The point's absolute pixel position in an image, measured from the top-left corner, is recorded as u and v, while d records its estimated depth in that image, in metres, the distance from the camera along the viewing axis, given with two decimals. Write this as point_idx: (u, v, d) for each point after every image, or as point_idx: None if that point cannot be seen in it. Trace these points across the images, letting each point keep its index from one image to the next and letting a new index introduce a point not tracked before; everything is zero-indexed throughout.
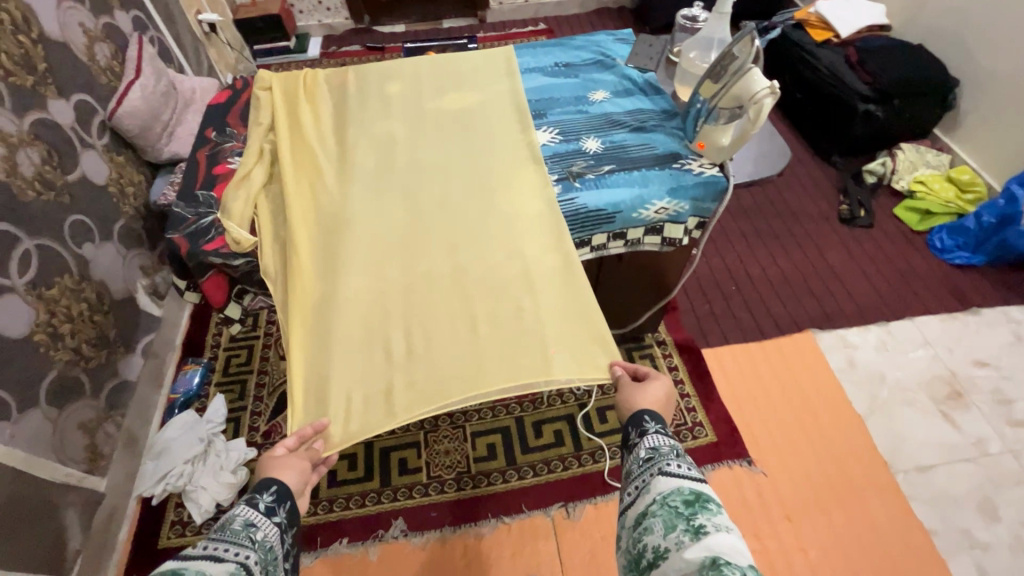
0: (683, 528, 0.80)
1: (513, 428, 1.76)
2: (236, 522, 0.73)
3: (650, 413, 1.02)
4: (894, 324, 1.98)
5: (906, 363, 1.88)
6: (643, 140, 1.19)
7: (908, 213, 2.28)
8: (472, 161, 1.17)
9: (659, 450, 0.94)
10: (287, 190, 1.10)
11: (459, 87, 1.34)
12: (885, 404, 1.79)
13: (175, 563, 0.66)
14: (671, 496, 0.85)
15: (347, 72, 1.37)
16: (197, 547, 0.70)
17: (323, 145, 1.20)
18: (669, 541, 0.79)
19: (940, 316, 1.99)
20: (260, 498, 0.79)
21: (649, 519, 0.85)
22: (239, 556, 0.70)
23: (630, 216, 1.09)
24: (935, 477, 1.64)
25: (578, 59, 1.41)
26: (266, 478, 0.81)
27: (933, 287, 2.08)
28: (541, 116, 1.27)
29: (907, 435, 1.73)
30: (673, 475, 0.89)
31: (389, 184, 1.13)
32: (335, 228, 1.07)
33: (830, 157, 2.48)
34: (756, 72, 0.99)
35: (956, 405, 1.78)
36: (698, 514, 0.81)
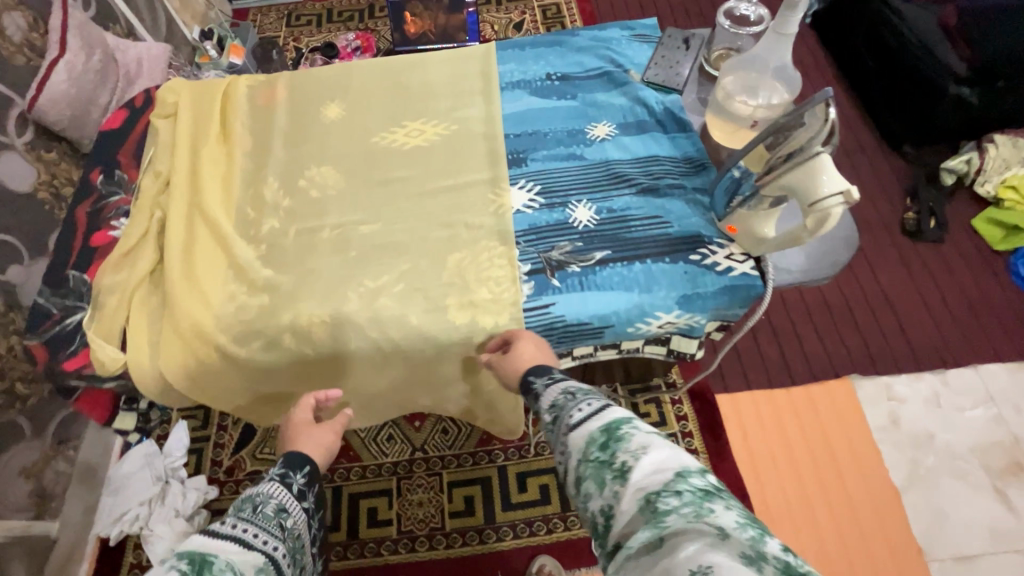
0: (609, 478, 0.55)
1: (494, 478, 1.47)
2: (268, 506, 0.64)
3: (547, 365, 0.73)
4: (952, 373, 1.66)
5: (961, 425, 1.59)
6: (653, 209, 0.88)
7: (991, 226, 1.85)
8: (421, 234, 0.88)
9: (558, 405, 0.66)
10: (174, 275, 0.84)
11: (417, 113, 1.02)
12: (927, 473, 1.53)
13: (201, 540, 0.54)
14: (588, 451, 0.59)
15: (277, 90, 1.06)
16: (220, 524, 0.58)
17: (230, 206, 0.92)
18: (607, 502, 0.54)
19: (1011, 366, 1.66)
20: (294, 478, 0.71)
21: (581, 483, 0.58)
22: (267, 546, 0.59)
23: (625, 330, 0.82)
24: (977, 568, 1.42)
25: (579, 68, 1.05)
26: (295, 455, 0.73)
27: (1007, 326, 1.72)
28: (519, 162, 0.95)
29: (949, 514, 1.48)
30: (582, 425, 0.62)
31: (307, 271, 0.86)
32: (231, 338, 0.81)
33: (901, 146, 2.00)
34: (827, 164, 0.64)
35: (1014, 481, 1.51)
36: (617, 450, 0.56)
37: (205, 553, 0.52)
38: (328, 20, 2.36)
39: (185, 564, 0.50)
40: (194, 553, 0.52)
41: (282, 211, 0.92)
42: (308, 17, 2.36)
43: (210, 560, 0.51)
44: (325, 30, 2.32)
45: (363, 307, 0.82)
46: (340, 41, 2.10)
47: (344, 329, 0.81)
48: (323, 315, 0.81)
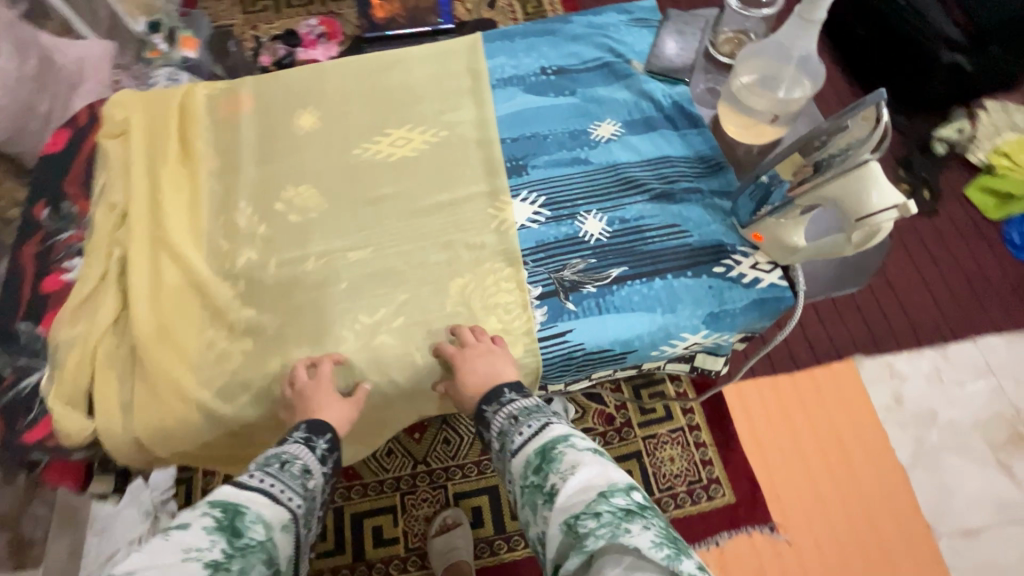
0: (540, 503, 0.53)
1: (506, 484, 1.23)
2: (293, 467, 0.59)
3: (496, 386, 0.67)
4: (953, 347, 1.57)
5: (963, 399, 1.53)
6: (669, 217, 0.81)
7: (984, 195, 1.69)
8: (417, 259, 0.80)
9: (501, 429, 0.63)
10: (141, 323, 0.74)
11: (401, 119, 0.92)
12: (932, 451, 1.47)
13: (232, 490, 0.53)
14: (524, 475, 0.57)
15: (240, 99, 0.94)
16: (247, 478, 0.55)
17: (199, 237, 0.82)
18: (541, 522, 0.53)
19: (1009, 337, 1.58)
20: (318, 444, 0.64)
21: (520, 504, 0.57)
22: (292, 501, 0.56)
23: (647, 353, 0.76)
24: (983, 544, 1.38)
25: (576, 60, 0.96)
26: (314, 421, 0.66)
27: (1007, 298, 1.62)
28: (519, 169, 0.86)
29: (955, 489, 1.44)
30: (521, 450, 0.59)
31: (297, 306, 0.77)
32: (215, 392, 0.73)
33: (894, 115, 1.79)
34: (877, 174, 0.57)
35: (1016, 452, 1.47)
36: (546, 475, 0.54)
37: (237, 504, 0.51)
38: (288, 6, 1.88)
39: (218, 509, 0.50)
40: (226, 503, 0.51)
41: (258, 241, 0.82)
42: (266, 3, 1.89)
43: (241, 509, 0.51)
44: (286, 16, 1.86)
45: (362, 348, 0.74)
46: (302, 27, 1.80)
47: (340, 374, 0.74)
48: (318, 359, 0.74)
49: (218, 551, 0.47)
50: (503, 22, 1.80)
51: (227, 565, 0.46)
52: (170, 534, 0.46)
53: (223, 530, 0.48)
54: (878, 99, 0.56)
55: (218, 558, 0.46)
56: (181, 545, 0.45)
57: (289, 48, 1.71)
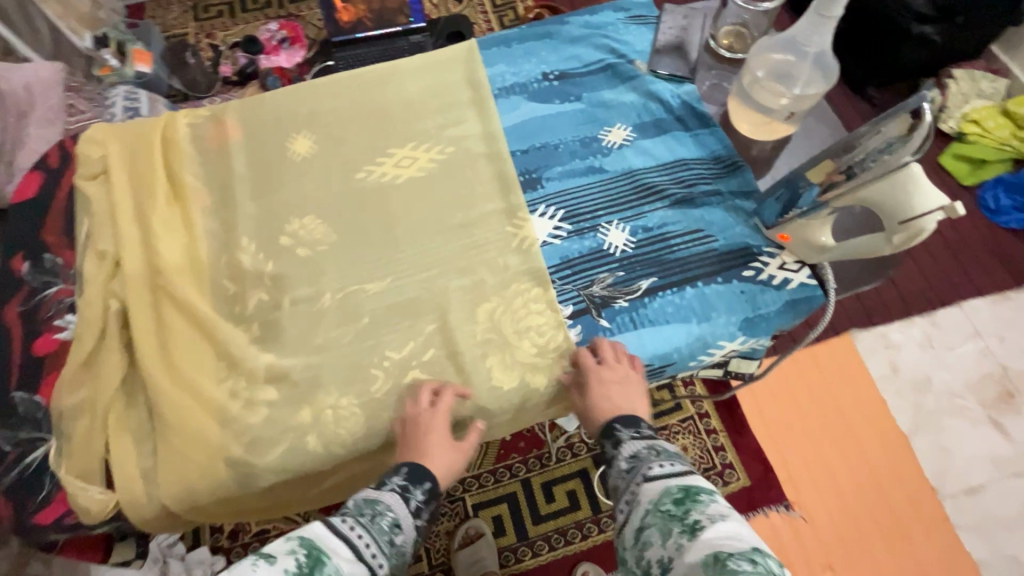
0: (676, 530, 0.51)
1: (522, 492, 1.15)
2: (384, 518, 0.57)
3: (634, 416, 0.67)
4: (940, 313, 1.45)
5: (953, 362, 1.41)
6: (693, 222, 0.79)
7: (957, 161, 1.57)
8: (439, 287, 0.77)
9: (637, 454, 0.61)
10: (155, 382, 0.70)
11: (402, 136, 0.87)
12: (931, 415, 1.36)
13: (319, 532, 0.51)
14: (659, 500, 0.55)
15: (225, 127, 0.88)
16: (337, 520, 0.54)
17: (202, 281, 0.77)
18: (669, 554, 0.51)
19: (990, 298, 1.47)
20: (412, 496, 0.62)
21: (644, 532, 0.54)
22: (375, 559, 0.54)
23: (685, 364, 0.75)
24: (987, 500, 1.29)
25: (577, 63, 0.93)
26: (416, 467, 0.64)
27: (1003, 256, 1.50)
28: (534, 183, 0.83)
29: (955, 451, 1.33)
30: (659, 478, 0.57)
31: (318, 345, 0.73)
32: (243, 449, 0.68)
33: (863, 89, 1.64)
34: (916, 177, 0.58)
35: (1006, 410, 1.37)
36: (691, 510, 0.52)
37: (320, 550, 0.49)
38: (243, 9, 1.73)
39: (304, 552, 0.48)
40: (311, 545, 0.49)
41: (267, 280, 0.77)
42: (219, 7, 1.73)
43: (323, 556, 0.49)
44: (245, 22, 1.71)
45: (394, 387, 0.71)
46: (260, 33, 1.61)
47: (372, 411, 0.70)
48: (349, 402, 0.70)
49: None
50: (472, 16, 1.75)
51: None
52: (257, 567, 0.45)
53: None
54: (920, 104, 0.57)
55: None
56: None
57: (250, 56, 1.57)
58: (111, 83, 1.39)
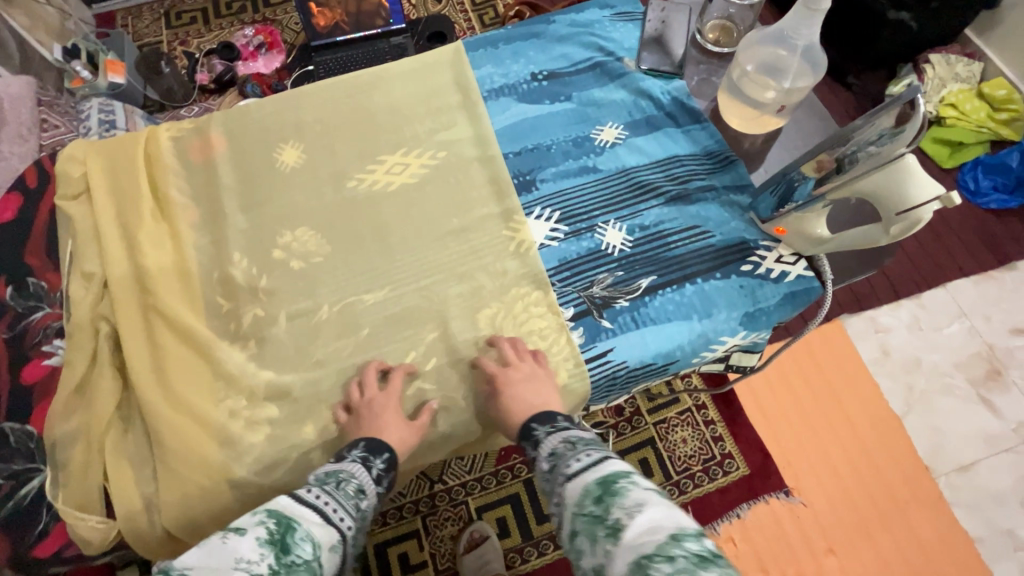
0: (599, 535, 0.50)
1: (525, 492, 1.15)
2: (348, 484, 0.59)
3: (550, 412, 0.66)
4: (927, 295, 1.47)
5: (942, 342, 1.43)
6: (689, 219, 0.79)
7: (937, 144, 1.58)
8: (438, 294, 0.76)
9: (555, 455, 0.60)
10: (151, 406, 0.68)
11: (391, 142, 0.86)
12: (922, 396, 1.38)
13: (287, 503, 0.52)
14: (580, 503, 0.54)
15: (209, 140, 0.86)
16: (304, 491, 0.55)
17: (193, 299, 0.75)
18: (598, 559, 0.50)
19: (975, 278, 1.49)
20: (374, 464, 0.63)
21: (575, 538, 0.53)
22: (344, 523, 0.55)
23: (689, 361, 0.75)
24: (980, 476, 1.31)
25: (565, 62, 0.92)
26: (374, 439, 0.64)
27: (987, 236, 1.52)
28: (528, 185, 0.83)
29: (948, 430, 1.35)
30: (579, 477, 0.56)
31: (315, 359, 0.72)
32: (246, 469, 0.66)
33: (844, 76, 1.66)
34: (912, 168, 0.58)
35: (994, 387, 1.39)
36: (609, 507, 0.51)
37: (290, 518, 0.51)
38: (216, 15, 1.69)
39: (272, 520, 0.49)
40: (279, 514, 0.50)
41: (261, 295, 0.76)
42: (192, 13, 1.68)
43: (293, 523, 0.50)
44: (219, 28, 1.67)
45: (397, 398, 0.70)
46: (236, 39, 1.59)
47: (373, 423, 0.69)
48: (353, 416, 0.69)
49: (268, 565, 0.45)
50: (451, 15, 1.74)
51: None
52: (226, 539, 0.47)
53: (274, 543, 0.47)
54: (914, 95, 0.56)
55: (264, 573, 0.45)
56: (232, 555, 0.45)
57: (227, 63, 1.54)
58: (84, 95, 1.35)
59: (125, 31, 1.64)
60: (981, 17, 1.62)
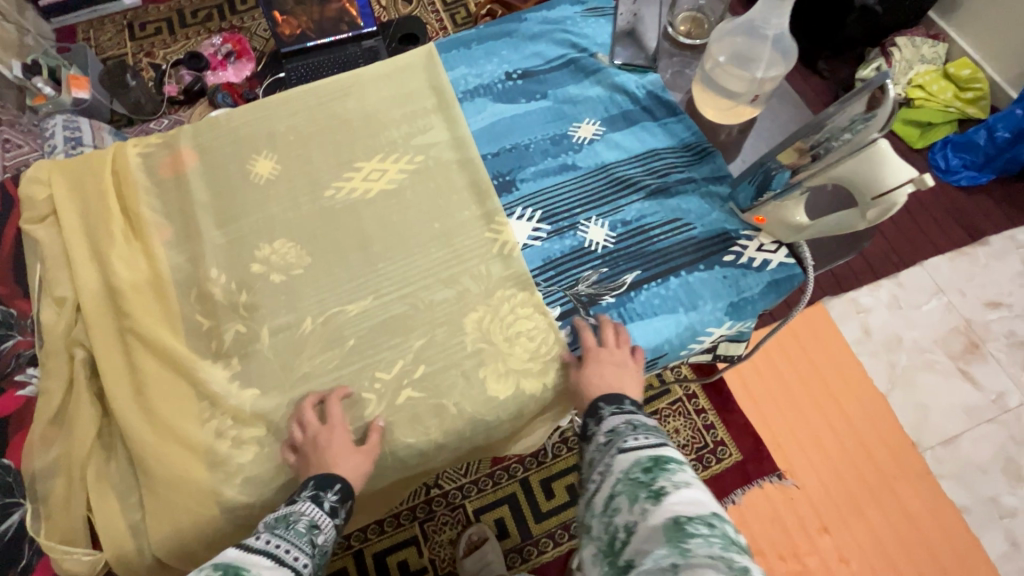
0: (642, 496, 0.51)
1: (521, 493, 1.14)
2: (299, 523, 0.56)
3: (617, 393, 0.65)
4: (905, 274, 1.50)
5: (922, 319, 1.46)
6: (670, 212, 0.80)
7: (909, 126, 1.61)
8: (423, 301, 0.75)
9: (614, 428, 0.60)
10: (133, 431, 0.66)
11: (366, 149, 0.85)
12: (905, 374, 1.40)
13: (236, 554, 0.48)
14: (629, 468, 0.54)
15: (178, 155, 0.84)
16: (253, 539, 0.52)
17: (171, 319, 0.73)
18: (634, 520, 0.50)
19: (949, 255, 1.52)
20: (325, 497, 0.60)
21: (614, 498, 0.53)
22: (298, 561, 0.52)
23: (677, 354, 0.75)
24: (963, 447, 1.34)
25: (539, 60, 0.92)
26: (324, 475, 0.61)
27: (960, 214, 1.55)
28: (509, 186, 0.82)
29: (931, 405, 1.38)
30: (632, 449, 0.57)
31: (300, 373, 0.71)
32: (237, 491, 0.65)
33: (815, 62, 1.68)
34: (885, 152, 0.59)
35: (972, 360, 1.43)
36: (658, 477, 0.52)
37: (239, 566, 0.47)
38: (182, 25, 1.65)
39: (217, 572, 0.45)
40: (227, 565, 0.46)
41: (242, 311, 0.74)
42: (156, 23, 1.64)
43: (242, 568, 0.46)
44: (186, 37, 1.63)
45: (386, 409, 0.69)
46: (204, 48, 1.55)
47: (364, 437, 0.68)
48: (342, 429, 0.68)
49: None
50: (423, 16, 1.72)
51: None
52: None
53: None
54: (884, 80, 0.58)
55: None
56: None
57: (195, 74, 1.50)
58: (48, 111, 1.31)
59: (87, 44, 1.59)
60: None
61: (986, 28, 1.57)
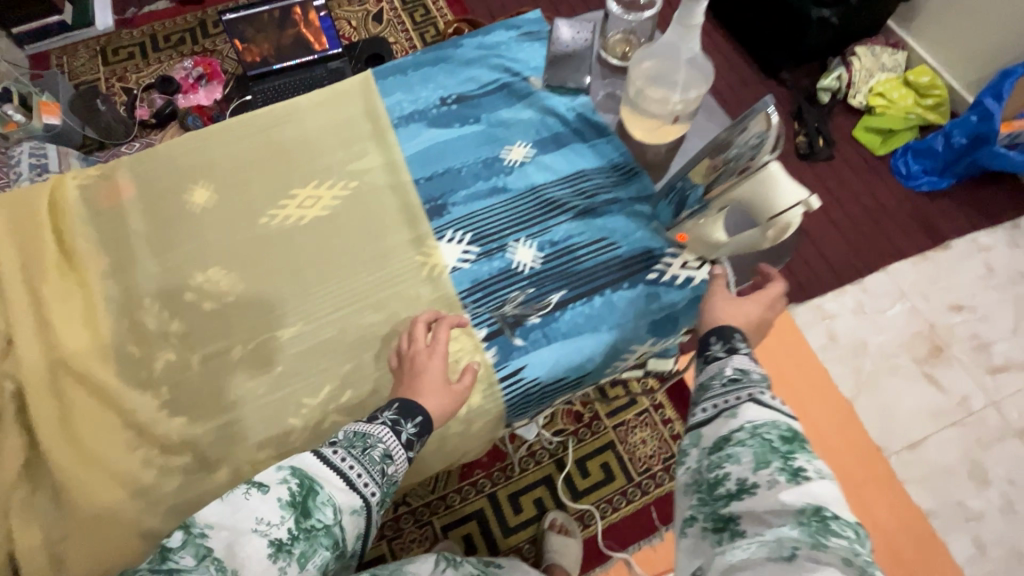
0: (777, 464, 0.47)
1: (490, 508, 1.14)
2: (374, 450, 0.56)
3: (735, 332, 0.62)
4: (869, 278, 1.48)
5: (886, 323, 1.44)
6: (596, 232, 0.81)
7: (869, 133, 1.62)
8: (353, 325, 0.76)
9: (749, 374, 0.56)
10: (59, 463, 0.67)
11: (302, 176, 0.86)
12: (870, 378, 1.39)
13: (311, 464, 0.53)
14: (763, 426, 0.50)
15: (119, 186, 0.85)
16: (328, 451, 0.55)
17: (102, 351, 0.74)
18: (757, 480, 0.47)
19: (914, 260, 1.50)
20: (402, 428, 0.59)
21: (734, 446, 0.50)
22: (366, 488, 0.54)
23: (602, 371, 0.77)
24: (929, 451, 1.32)
25: (473, 84, 0.94)
26: (408, 402, 0.61)
27: (921, 217, 1.54)
28: (440, 210, 0.84)
29: (896, 409, 1.36)
30: (768, 406, 0.53)
31: (230, 400, 0.72)
32: (162, 519, 0.66)
33: (777, 73, 1.69)
34: (775, 175, 0.61)
35: (937, 364, 1.40)
36: (798, 453, 0.48)
37: (313, 480, 0.52)
38: (155, 49, 1.65)
39: (295, 483, 0.50)
40: (302, 477, 0.51)
41: (174, 339, 0.75)
42: (130, 48, 1.65)
43: (313, 488, 0.51)
44: (159, 62, 1.64)
45: (316, 432, 0.70)
46: (176, 71, 1.58)
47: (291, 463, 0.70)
48: (269, 454, 0.69)
49: (286, 528, 0.48)
50: (392, 35, 1.74)
51: (289, 547, 0.47)
52: (249, 496, 0.49)
53: (293, 508, 0.49)
54: (766, 105, 0.62)
55: (283, 538, 0.47)
56: (252, 514, 0.47)
57: (166, 97, 1.53)
58: (18, 139, 1.32)
59: (60, 71, 1.59)
60: (902, 8, 1.66)
61: (942, 36, 1.58)
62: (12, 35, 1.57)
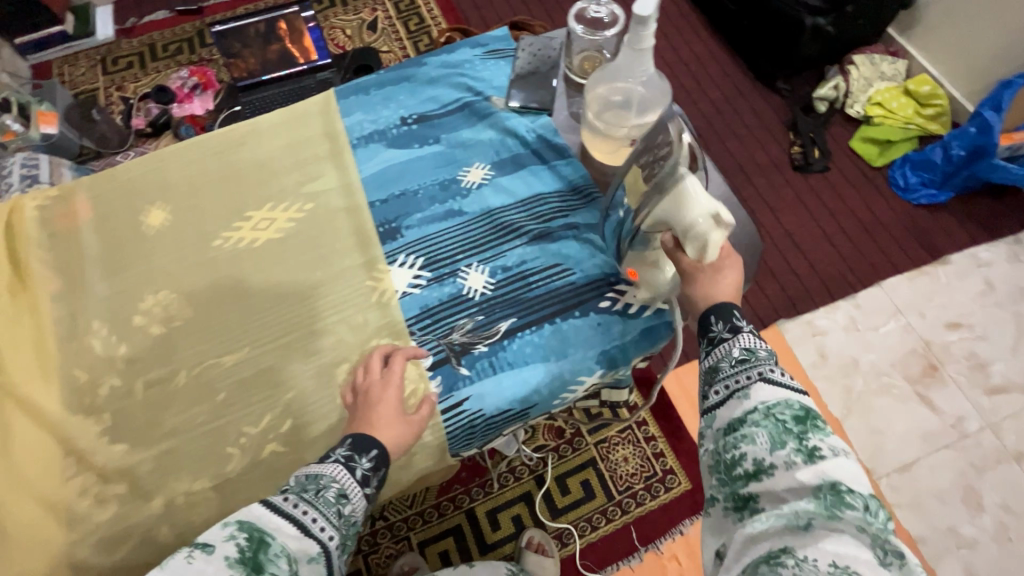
0: (793, 446, 0.46)
1: (467, 526, 1.10)
2: (328, 491, 0.54)
3: (729, 304, 0.60)
4: (862, 295, 1.35)
5: (878, 342, 1.30)
6: (550, 257, 0.79)
7: (866, 144, 1.51)
8: (297, 351, 0.75)
9: (756, 351, 0.55)
10: None
11: (260, 200, 0.86)
12: (861, 398, 1.25)
13: (260, 513, 0.50)
14: (777, 406, 0.49)
15: (79, 208, 0.85)
16: (279, 499, 0.52)
17: (47, 375, 0.74)
18: (774, 461, 0.46)
19: (909, 275, 1.37)
20: (356, 464, 0.57)
21: (748, 426, 0.49)
22: (323, 532, 0.52)
23: (550, 403, 0.75)
24: (922, 477, 1.18)
25: (435, 104, 0.93)
26: (361, 436, 0.59)
27: (918, 232, 1.41)
28: (394, 233, 0.83)
29: (886, 430, 1.22)
30: (779, 383, 0.52)
31: (171, 428, 0.71)
32: (90, 551, 0.65)
33: (773, 81, 1.59)
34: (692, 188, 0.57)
35: (932, 383, 1.26)
36: (812, 429, 0.48)
37: (263, 531, 0.48)
38: (152, 59, 1.64)
39: (245, 534, 0.47)
40: (252, 528, 0.48)
41: (120, 364, 0.75)
42: (129, 58, 1.64)
43: (266, 539, 0.47)
44: (156, 71, 1.62)
45: (257, 461, 0.70)
46: (173, 82, 1.56)
47: (226, 493, 0.69)
48: (203, 486, 0.69)
49: None
50: (385, 44, 1.71)
51: None
52: (192, 559, 0.44)
53: (246, 563, 0.45)
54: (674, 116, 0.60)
55: None
56: None
57: (161, 106, 1.49)
58: (17, 149, 1.28)
59: (60, 80, 1.59)
60: (902, 16, 1.56)
61: (945, 42, 1.47)
62: (16, 47, 1.59)
